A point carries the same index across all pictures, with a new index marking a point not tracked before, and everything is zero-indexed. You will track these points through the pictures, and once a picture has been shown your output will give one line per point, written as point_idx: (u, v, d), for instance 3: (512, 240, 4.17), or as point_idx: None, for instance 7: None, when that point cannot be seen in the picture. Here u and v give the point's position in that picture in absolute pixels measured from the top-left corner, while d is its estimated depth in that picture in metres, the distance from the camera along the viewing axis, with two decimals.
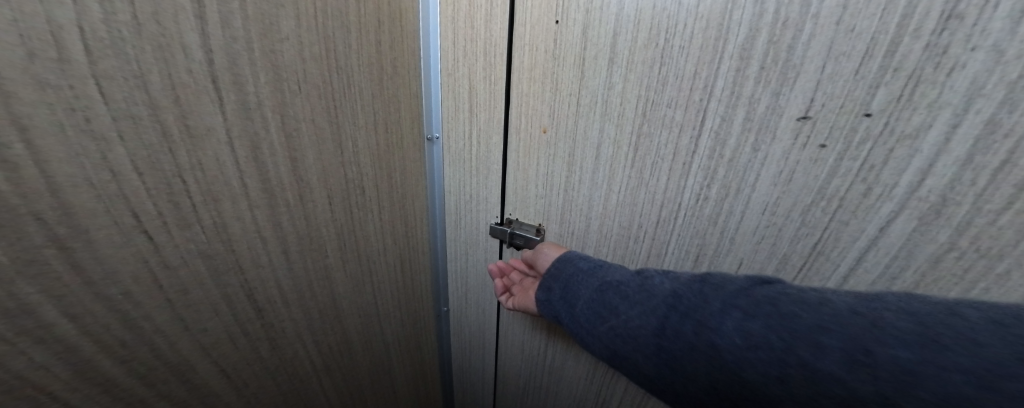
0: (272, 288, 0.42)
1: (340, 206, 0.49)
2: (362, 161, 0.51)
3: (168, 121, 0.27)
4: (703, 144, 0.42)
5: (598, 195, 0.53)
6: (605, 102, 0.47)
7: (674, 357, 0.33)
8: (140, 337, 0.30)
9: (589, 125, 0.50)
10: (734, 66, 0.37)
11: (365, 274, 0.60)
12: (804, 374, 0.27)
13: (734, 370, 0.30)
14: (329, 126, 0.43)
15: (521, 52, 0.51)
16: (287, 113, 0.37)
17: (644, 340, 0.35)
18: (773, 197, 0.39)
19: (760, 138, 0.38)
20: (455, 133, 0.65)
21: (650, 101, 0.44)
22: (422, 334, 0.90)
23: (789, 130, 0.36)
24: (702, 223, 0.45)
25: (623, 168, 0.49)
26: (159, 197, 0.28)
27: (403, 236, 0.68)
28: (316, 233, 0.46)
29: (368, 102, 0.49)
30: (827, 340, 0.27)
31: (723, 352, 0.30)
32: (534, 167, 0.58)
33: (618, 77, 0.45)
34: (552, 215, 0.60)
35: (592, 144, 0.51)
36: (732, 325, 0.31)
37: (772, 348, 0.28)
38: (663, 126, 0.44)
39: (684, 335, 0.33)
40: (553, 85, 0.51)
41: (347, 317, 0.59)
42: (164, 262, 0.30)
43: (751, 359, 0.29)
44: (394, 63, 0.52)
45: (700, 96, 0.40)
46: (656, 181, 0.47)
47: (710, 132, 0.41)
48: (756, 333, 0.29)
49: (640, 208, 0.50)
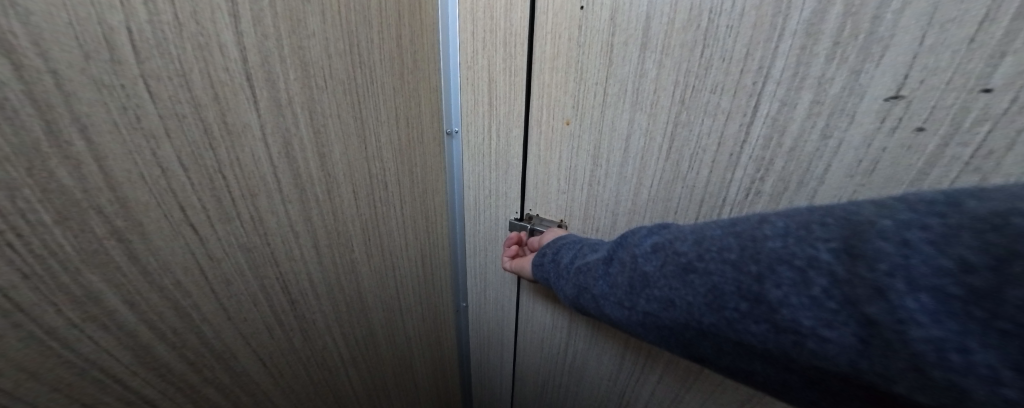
0: (304, 281, 0.44)
1: (365, 202, 0.50)
2: (385, 156, 0.52)
3: (209, 118, 0.28)
4: (759, 132, 0.39)
5: (626, 189, 0.52)
6: (636, 90, 0.46)
7: (610, 277, 0.34)
8: (189, 325, 0.32)
9: (617, 115, 0.49)
10: (798, 43, 0.34)
11: (389, 268, 0.62)
12: (683, 265, 0.27)
13: (642, 273, 0.30)
14: (354, 122, 0.44)
15: (543, 41, 0.51)
16: (315, 109, 0.38)
17: (593, 270, 0.36)
18: (848, 191, 0.37)
19: (834, 122, 0.35)
20: (475, 127, 0.65)
21: (691, 87, 0.42)
22: (441, 328, 0.92)
23: (874, 112, 0.33)
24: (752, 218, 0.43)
25: (656, 160, 0.48)
26: (204, 192, 0.29)
27: (424, 231, 0.69)
28: (344, 228, 0.48)
29: (389, 97, 0.50)
30: (712, 232, 0.27)
31: (638, 260, 0.31)
32: (556, 160, 0.58)
33: (652, 63, 0.44)
34: (574, 211, 0.60)
35: (620, 134, 0.50)
36: (651, 238, 0.31)
37: (668, 248, 0.29)
38: (705, 113, 0.42)
39: (621, 257, 0.33)
40: (578, 75, 0.50)
41: (371, 311, 0.61)
42: (209, 254, 0.31)
43: (655, 262, 0.29)
44: (414, 58, 0.53)
45: (752, 78, 0.38)
46: (693, 173, 0.46)
47: (769, 118, 0.38)
48: (661, 240, 0.30)
49: (675, 204, 0.49)
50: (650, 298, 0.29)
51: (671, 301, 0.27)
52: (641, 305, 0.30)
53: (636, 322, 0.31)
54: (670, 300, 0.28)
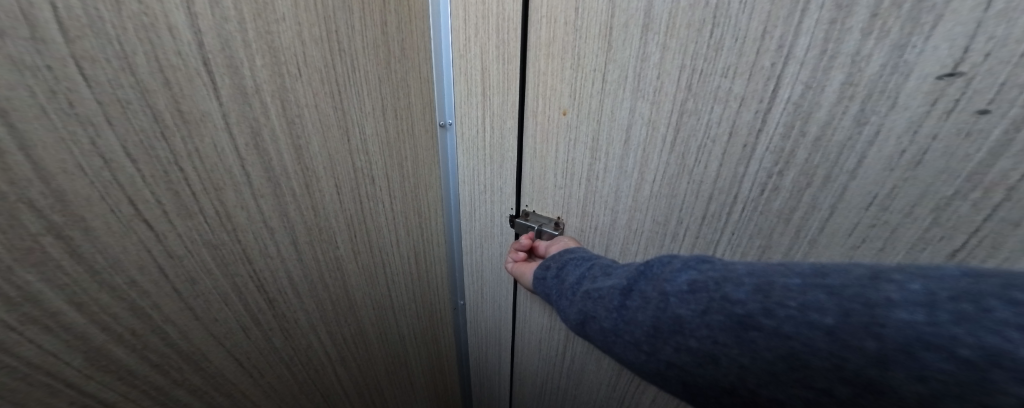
0: (282, 279, 0.42)
1: (349, 197, 0.48)
2: (371, 150, 0.50)
3: (159, 105, 0.26)
4: (779, 119, 0.35)
5: (627, 184, 0.49)
6: (637, 77, 0.42)
7: (628, 311, 0.33)
8: (150, 326, 0.31)
9: (617, 105, 0.45)
10: (828, 17, 0.31)
11: (378, 265, 0.60)
12: (738, 318, 0.25)
13: (675, 317, 0.29)
14: (334, 113, 0.42)
15: (538, 26, 0.48)
16: (288, 98, 0.35)
17: (608, 299, 0.36)
18: (886, 187, 0.32)
19: (872, 106, 0.31)
20: (469, 119, 0.62)
21: (699, 71, 0.38)
22: (439, 326, 0.91)
23: (922, 93, 0.29)
24: (770, 220, 0.40)
25: (659, 153, 0.44)
26: (157, 185, 0.27)
27: (417, 227, 0.67)
28: (327, 224, 0.46)
29: (373, 87, 0.47)
30: (784, 281, 0.25)
31: (670, 300, 0.30)
32: (553, 153, 0.54)
33: (655, 46, 0.40)
34: (571, 207, 0.56)
35: (620, 125, 0.46)
36: (687, 275, 0.30)
37: (716, 294, 0.27)
38: (714, 100, 0.38)
39: (645, 291, 0.32)
40: (575, 61, 0.47)
41: (360, 310, 0.59)
42: (167, 251, 0.29)
43: (692, 306, 0.28)
44: (402, 46, 0.50)
45: (771, 59, 0.34)
46: (702, 167, 0.42)
47: (791, 104, 0.34)
48: (701, 280, 0.29)
49: (680, 200, 0.45)
50: (681, 346, 0.28)
51: (711, 355, 0.26)
52: (668, 352, 0.29)
53: (656, 366, 0.30)
54: (710, 355, 0.26)
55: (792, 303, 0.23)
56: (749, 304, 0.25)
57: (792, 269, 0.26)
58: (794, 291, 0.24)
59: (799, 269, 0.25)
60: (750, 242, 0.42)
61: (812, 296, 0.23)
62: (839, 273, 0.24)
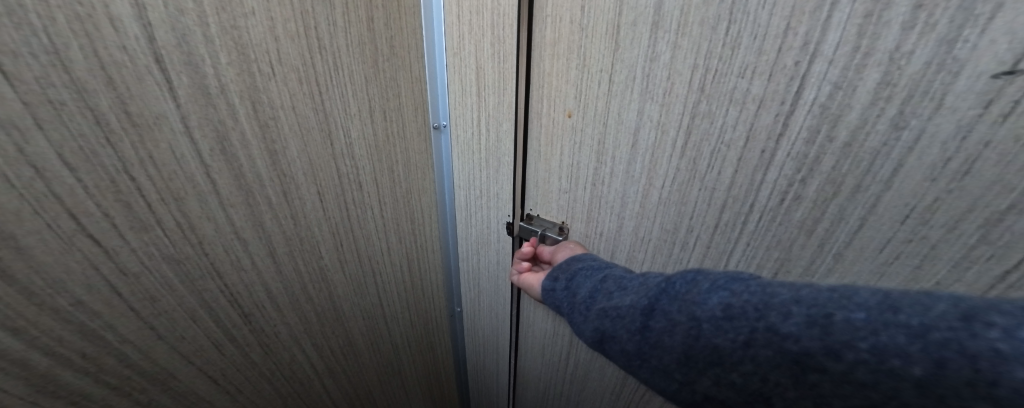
0: (259, 292, 0.39)
1: (334, 203, 0.45)
2: (358, 153, 0.47)
3: (102, 107, 0.23)
4: (803, 122, 0.32)
5: (634, 190, 0.45)
6: (647, 78, 0.39)
7: (653, 334, 0.32)
8: (105, 348, 0.28)
9: (625, 107, 0.42)
10: (863, 10, 0.27)
11: (368, 274, 0.57)
12: (794, 356, 0.23)
13: (712, 346, 0.27)
14: (314, 115, 0.39)
15: (542, 25, 0.45)
16: (260, 99, 0.33)
17: (629, 320, 0.34)
18: (926, 200, 0.29)
19: (912, 108, 0.27)
20: (464, 121, 0.59)
21: (714, 71, 0.35)
22: (435, 334, 0.88)
23: (974, 94, 0.25)
24: (790, 232, 0.36)
25: (669, 158, 0.41)
26: (103, 197, 0.24)
27: (410, 234, 0.64)
28: (309, 232, 0.43)
29: (360, 86, 0.44)
30: (846, 315, 0.22)
31: (702, 327, 0.28)
32: (558, 157, 0.51)
33: (666, 46, 0.37)
34: (576, 211, 0.53)
35: (628, 128, 0.43)
36: (717, 297, 0.28)
37: (760, 324, 0.25)
38: (729, 102, 0.35)
39: (670, 312, 0.31)
40: (581, 61, 0.43)
41: (350, 320, 0.57)
42: (120, 269, 0.27)
43: (731, 336, 0.26)
44: (390, 43, 0.47)
45: (795, 57, 0.31)
46: (715, 174, 0.38)
47: (817, 106, 0.31)
48: (736, 305, 0.27)
49: (692, 207, 0.41)
50: (722, 380, 0.27)
51: (759, 393, 0.25)
52: (706, 383, 0.28)
53: (692, 396, 0.30)
54: (761, 393, 0.25)
55: (861, 344, 0.21)
56: (805, 340, 0.23)
57: (853, 300, 0.23)
58: (862, 329, 0.21)
59: (862, 300, 0.23)
60: (767, 254, 0.39)
61: (886, 337, 0.20)
62: (917, 310, 0.20)
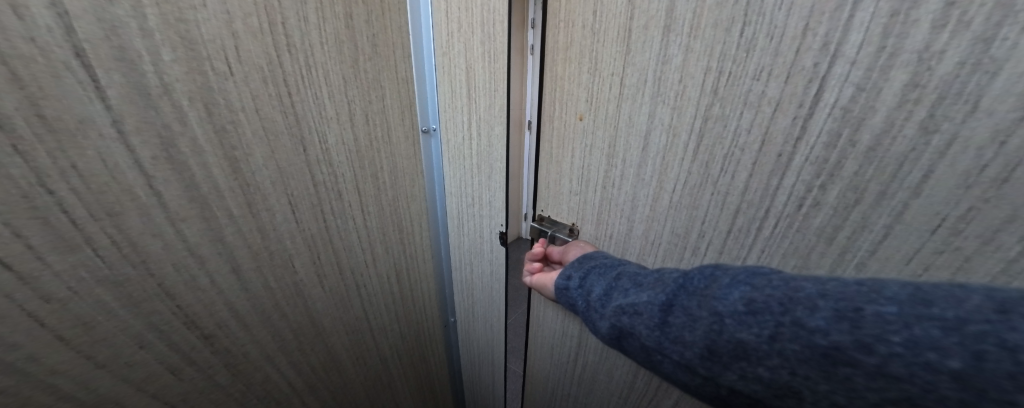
0: (222, 312, 0.36)
1: (308, 213, 0.42)
2: (336, 160, 0.44)
3: (8, 109, 0.21)
4: (823, 126, 0.28)
5: (644, 194, 0.41)
6: (658, 81, 0.36)
7: (673, 329, 0.30)
8: (28, 381, 0.25)
9: (636, 109, 0.38)
10: (888, 9, 0.24)
11: (350, 288, 0.54)
12: (823, 350, 0.22)
13: (736, 341, 0.26)
14: (283, 118, 0.36)
15: (555, 31, 0.43)
16: (215, 100, 0.29)
17: (646, 316, 0.32)
18: (958, 208, 0.25)
19: (943, 110, 0.24)
20: (454, 124, 0.58)
21: (727, 73, 0.31)
22: (429, 345, 0.84)
23: (1015, 95, 0.21)
24: (809, 239, 0.32)
25: (680, 161, 0.37)
26: (13, 214, 0.22)
27: (397, 243, 0.61)
28: (280, 246, 0.39)
29: (337, 88, 0.41)
30: (877, 309, 0.21)
31: (725, 322, 0.27)
32: (568, 159, 0.48)
33: (677, 49, 0.34)
34: (586, 215, 0.49)
35: (638, 131, 0.39)
36: (739, 291, 0.27)
37: (784, 319, 0.24)
38: (743, 105, 0.32)
39: (689, 308, 0.29)
40: (592, 65, 0.41)
41: (330, 335, 0.54)
42: (41, 294, 0.24)
43: (755, 330, 0.25)
44: (372, 42, 0.45)
45: (813, 59, 0.27)
46: (728, 177, 0.34)
47: (838, 109, 0.27)
48: (759, 300, 0.25)
49: (702, 212, 0.37)
50: (748, 373, 0.26)
51: (788, 387, 0.24)
52: (731, 378, 0.27)
53: (716, 390, 0.28)
54: (790, 387, 0.24)
55: (894, 337, 0.20)
56: (835, 335, 0.22)
57: (883, 294, 0.22)
58: (894, 322, 0.20)
59: (892, 293, 0.22)
60: (784, 266, 0.34)
61: (922, 331, 0.19)
62: (952, 301, 0.20)
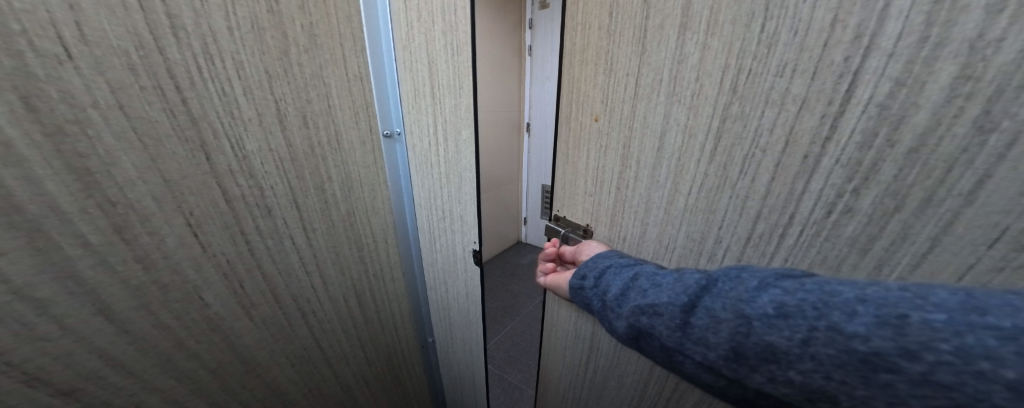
0: (92, 363, 0.29)
1: (223, 235, 0.35)
2: (264, 170, 0.37)
3: None
4: (855, 126, 0.23)
5: (657, 197, 0.34)
6: (674, 80, 0.29)
7: (696, 332, 0.26)
8: None
9: (651, 109, 0.32)
10: None
11: (304, 312, 0.47)
12: (861, 356, 0.20)
13: (765, 344, 0.23)
14: (169, 119, 0.28)
15: (572, 34, 0.35)
16: (43, 91, 0.23)
17: (667, 317, 0.28)
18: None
19: (1003, 106, 0.19)
20: (419, 127, 0.50)
21: (748, 71, 0.26)
22: (406, 370, 0.75)
23: None
24: (840, 249, 0.26)
25: (697, 162, 0.30)
26: None
27: (356, 263, 0.53)
28: (177, 278, 0.32)
29: (258, 83, 0.34)
30: (923, 316, 0.19)
31: (753, 325, 0.24)
32: (584, 159, 0.39)
33: (695, 47, 0.28)
34: (600, 216, 0.40)
35: (653, 132, 0.32)
36: (768, 294, 0.24)
37: (820, 323, 0.21)
38: (766, 104, 0.26)
39: (713, 309, 0.26)
40: (607, 65, 0.33)
41: (269, 369, 0.45)
42: None
43: (786, 333, 0.22)
44: (310, 32, 0.38)
45: (844, 53, 0.22)
46: (747, 181, 0.28)
47: (873, 106, 0.22)
48: (790, 304, 0.23)
49: (721, 217, 0.31)
50: (777, 376, 0.23)
51: (823, 392, 0.21)
52: (759, 380, 0.24)
53: (743, 391, 0.25)
54: (824, 392, 0.21)
55: (944, 345, 0.18)
56: (876, 341, 0.19)
57: (930, 300, 0.19)
58: (942, 330, 0.18)
59: (940, 299, 0.19)
60: None
61: (974, 339, 0.17)
62: (1006, 310, 0.18)
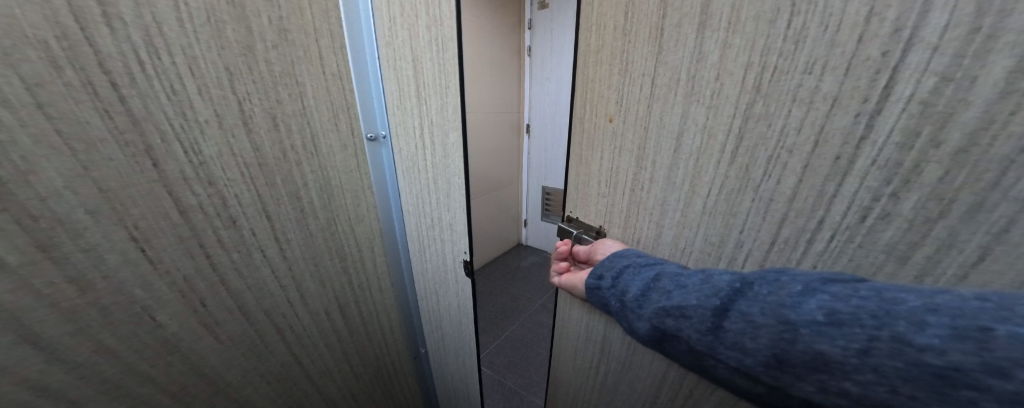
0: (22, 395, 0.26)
1: (177, 248, 0.31)
2: (231, 176, 0.34)
3: None
4: (894, 125, 0.19)
5: (672, 200, 0.29)
6: (693, 77, 0.25)
7: (730, 337, 0.23)
8: None
9: (669, 113, 0.27)
10: None
11: (282, 328, 0.44)
12: (936, 370, 0.17)
13: (814, 353, 0.20)
14: (105, 121, 0.26)
15: (586, 35, 0.30)
16: None
17: (695, 320, 0.25)
18: None
19: None
20: (405, 130, 0.46)
21: (771, 69, 0.21)
22: (397, 382, 0.71)
23: None
24: (875, 256, 0.21)
25: (717, 164, 0.25)
26: None
27: (339, 274, 0.49)
28: (125, 298, 0.29)
29: (217, 82, 0.31)
30: (1014, 329, 0.16)
31: (799, 332, 0.20)
32: (597, 159, 0.34)
33: (715, 45, 0.23)
34: (613, 216, 0.34)
35: (671, 133, 0.27)
36: (815, 299, 0.21)
37: (883, 332, 0.18)
38: (792, 103, 0.21)
39: (750, 313, 0.22)
40: (621, 62, 0.28)
41: (244, 388, 0.42)
42: None
43: (840, 342, 0.19)
44: (279, 26, 0.34)
45: (880, 48, 0.18)
46: (771, 184, 0.23)
47: (915, 104, 0.18)
48: (844, 311, 0.19)
49: (742, 219, 0.26)
50: (830, 388, 0.20)
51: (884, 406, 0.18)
52: (806, 389, 0.21)
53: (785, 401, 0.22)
54: None
55: None
56: (954, 355, 0.16)
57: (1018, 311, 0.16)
58: None
59: None
60: None
61: None
62: None
